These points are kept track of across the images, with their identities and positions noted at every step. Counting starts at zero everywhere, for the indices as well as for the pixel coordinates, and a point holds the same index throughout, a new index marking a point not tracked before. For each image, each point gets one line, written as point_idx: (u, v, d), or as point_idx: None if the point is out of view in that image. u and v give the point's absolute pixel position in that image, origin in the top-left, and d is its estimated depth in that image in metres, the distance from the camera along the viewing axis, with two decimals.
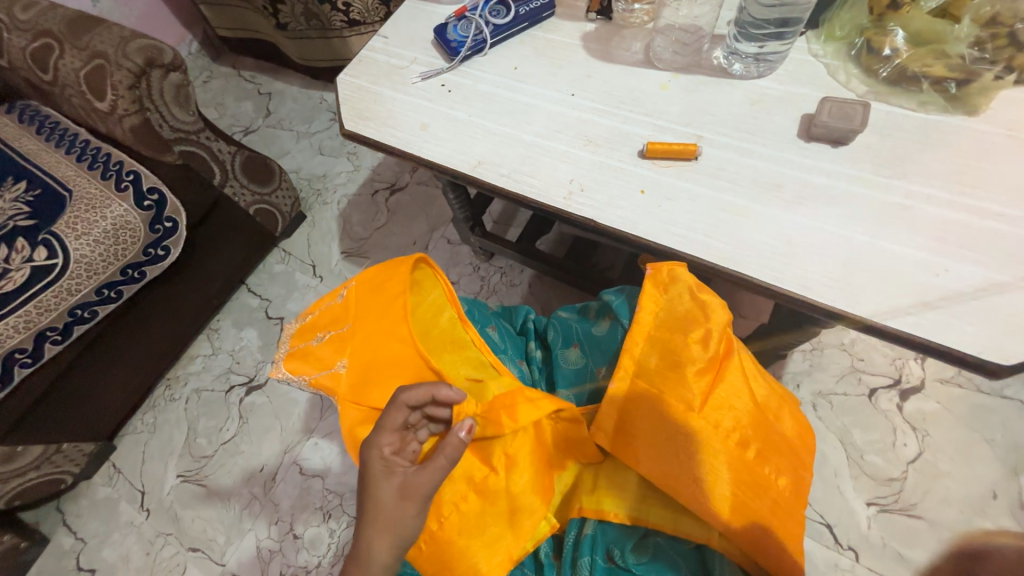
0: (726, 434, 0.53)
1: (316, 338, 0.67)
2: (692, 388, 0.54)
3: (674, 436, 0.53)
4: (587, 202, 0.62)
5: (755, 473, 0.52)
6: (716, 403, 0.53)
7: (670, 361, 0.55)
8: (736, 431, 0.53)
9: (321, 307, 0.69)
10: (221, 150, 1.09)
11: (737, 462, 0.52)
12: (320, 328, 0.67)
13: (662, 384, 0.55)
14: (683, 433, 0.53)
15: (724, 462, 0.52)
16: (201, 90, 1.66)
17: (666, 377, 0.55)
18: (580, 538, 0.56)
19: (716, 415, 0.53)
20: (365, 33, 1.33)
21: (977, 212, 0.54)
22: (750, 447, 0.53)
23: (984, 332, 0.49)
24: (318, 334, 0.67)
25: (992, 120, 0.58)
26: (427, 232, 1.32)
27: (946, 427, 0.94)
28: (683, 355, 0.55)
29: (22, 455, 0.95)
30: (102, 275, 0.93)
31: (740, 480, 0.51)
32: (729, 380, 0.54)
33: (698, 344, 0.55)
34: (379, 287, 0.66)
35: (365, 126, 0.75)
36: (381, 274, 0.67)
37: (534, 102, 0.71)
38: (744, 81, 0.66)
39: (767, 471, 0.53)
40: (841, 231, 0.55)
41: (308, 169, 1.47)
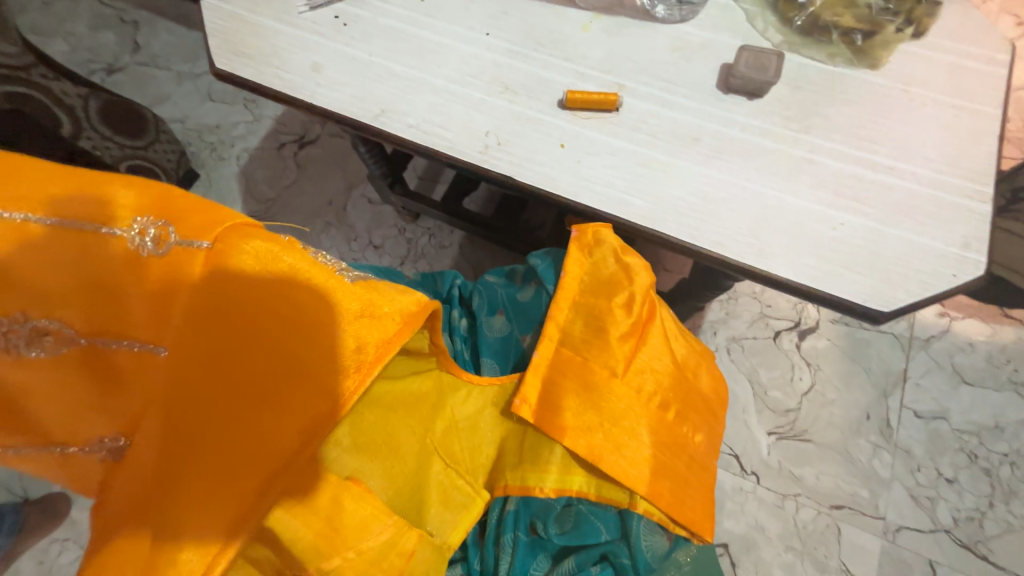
0: (648, 397, 0.54)
1: (15, 311, 0.32)
2: (616, 353, 0.53)
3: (599, 403, 0.52)
4: (506, 157, 0.57)
5: (673, 433, 0.54)
6: (639, 367, 0.54)
7: (595, 327, 0.54)
8: (654, 392, 0.54)
9: (41, 221, 0.32)
10: (67, 92, 0.89)
11: (659, 424, 0.53)
12: (28, 288, 0.32)
13: (588, 351, 0.54)
14: (608, 401, 0.52)
15: (646, 425, 0.52)
16: (40, 13, 1.33)
17: (591, 345, 0.54)
18: (503, 515, 0.56)
19: (639, 380, 0.53)
20: None
21: (871, 165, 0.56)
22: (669, 407, 0.54)
23: (869, 282, 0.52)
24: (50, 316, 0.33)
25: (889, 74, 0.59)
26: (343, 191, 1.20)
27: (834, 361, 1.06)
28: (608, 321, 0.54)
29: None
30: None
31: (660, 441, 0.53)
32: (651, 343, 0.55)
33: (621, 309, 0.54)
34: (246, 270, 0.38)
35: (242, 64, 0.62)
36: (258, 254, 0.39)
37: (445, 41, 0.63)
38: (667, 26, 0.63)
39: (685, 430, 0.55)
40: (753, 186, 0.55)
41: (195, 117, 1.26)
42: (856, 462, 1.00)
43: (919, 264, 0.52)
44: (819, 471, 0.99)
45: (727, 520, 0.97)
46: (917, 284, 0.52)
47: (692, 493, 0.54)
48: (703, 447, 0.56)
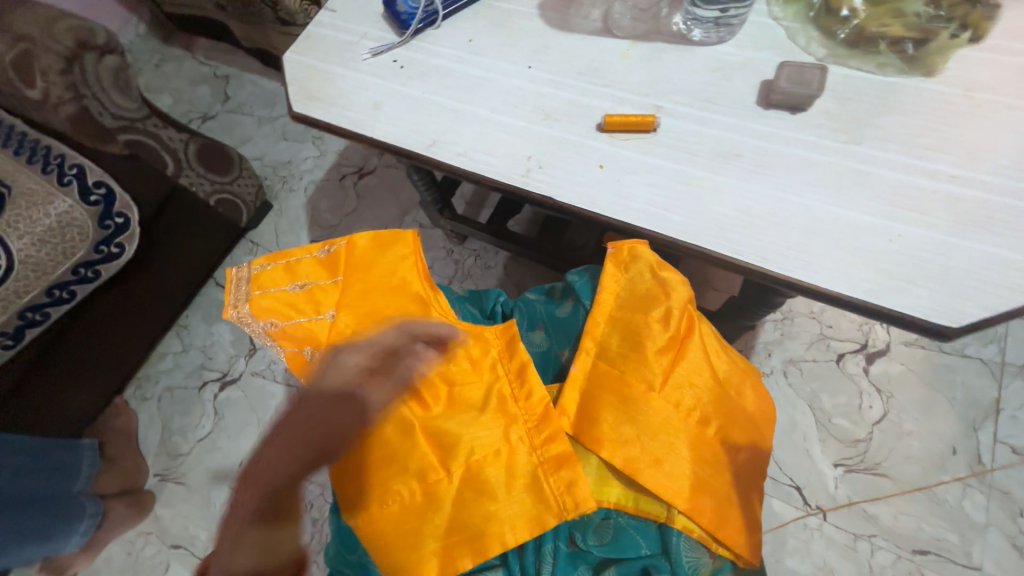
0: (687, 412, 0.53)
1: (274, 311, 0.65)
2: (653, 367, 0.54)
3: (636, 415, 0.53)
4: (546, 179, 0.61)
5: (714, 449, 0.53)
6: (677, 382, 0.53)
7: (632, 342, 0.55)
8: (693, 408, 0.53)
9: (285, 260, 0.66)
10: (172, 138, 1.05)
11: (698, 440, 0.53)
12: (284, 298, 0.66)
13: (624, 365, 0.55)
14: (645, 414, 0.52)
15: (684, 440, 0.52)
16: (153, 75, 1.58)
17: (628, 359, 0.55)
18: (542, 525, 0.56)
19: (676, 394, 0.53)
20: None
21: (931, 174, 0.53)
22: (709, 424, 0.53)
23: (934, 296, 0.49)
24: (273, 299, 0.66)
25: (949, 81, 0.56)
26: (397, 217, 1.29)
27: (909, 387, 0.97)
28: (644, 335, 0.55)
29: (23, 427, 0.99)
30: (52, 276, 0.90)
31: (699, 456, 0.52)
32: (690, 358, 0.54)
33: (658, 323, 0.55)
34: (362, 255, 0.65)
35: (315, 107, 0.71)
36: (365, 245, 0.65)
37: (491, 76, 0.68)
38: (705, 48, 0.64)
39: (726, 447, 0.54)
40: (798, 200, 0.54)
41: (272, 155, 1.41)
42: (943, 503, 0.89)
43: (992, 277, 0.49)
44: (897, 510, 0.90)
45: (790, 559, 0.90)
46: (991, 298, 0.48)
47: (735, 512, 0.53)
48: (746, 465, 0.55)
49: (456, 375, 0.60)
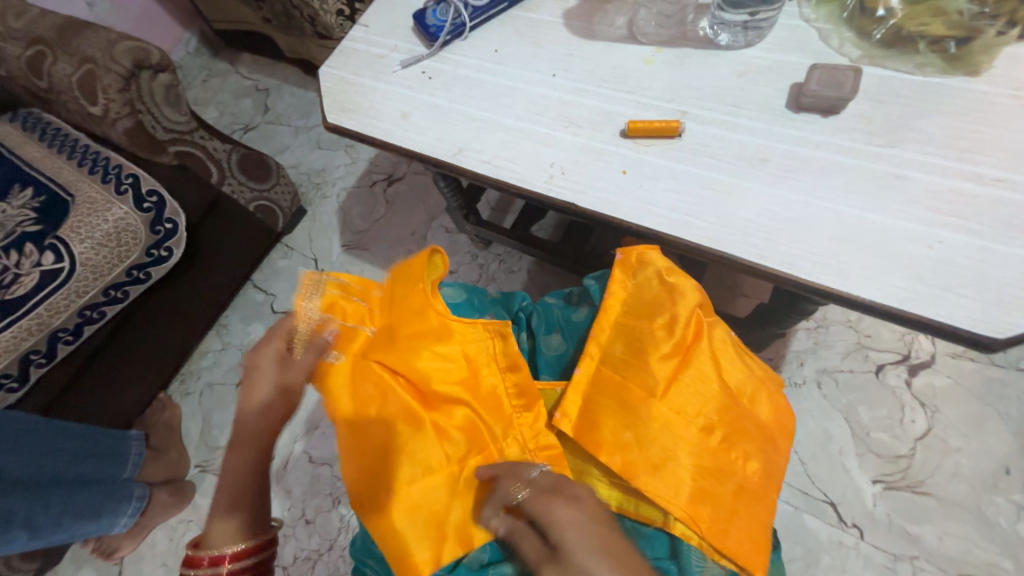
0: (691, 421, 0.53)
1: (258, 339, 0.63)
2: (656, 374, 0.53)
3: (635, 419, 0.53)
4: (569, 186, 0.61)
5: (719, 458, 0.52)
6: (681, 390, 0.53)
7: (635, 348, 0.55)
8: (698, 418, 0.53)
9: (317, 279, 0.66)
10: (216, 149, 1.11)
11: (702, 450, 0.52)
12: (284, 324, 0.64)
13: (627, 371, 0.55)
14: (646, 420, 0.52)
15: (684, 448, 0.51)
16: (200, 89, 1.68)
17: (630, 365, 0.55)
18: None
19: (680, 402, 0.53)
20: None
21: (975, 178, 0.51)
22: (715, 433, 0.53)
23: (976, 305, 0.46)
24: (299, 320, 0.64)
25: (994, 80, 0.54)
26: (425, 222, 1.32)
27: (956, 402, 0.91)
28: (649, 342, 0.55)
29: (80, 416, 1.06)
30: (108, 277, 0.97)
31: (701, 465, 0.51)
32: (695, 366, 0.54)
33: (663, 330, 0.55)
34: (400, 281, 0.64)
35: (347, 118, 0.74)
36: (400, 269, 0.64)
37: (516, 85, 0.69)
38: (732, 52, 0.64)
39: (733, 457, 0.52)
40: (829, 205, 0.53)
41: (306, 163, 1.48)
42: (994, 526, 0.84)
43: None
44: (942, 531, 0.85)
45: None
46: None
47: (739, 522, 0.51)
48: (756, 477, 0.53)
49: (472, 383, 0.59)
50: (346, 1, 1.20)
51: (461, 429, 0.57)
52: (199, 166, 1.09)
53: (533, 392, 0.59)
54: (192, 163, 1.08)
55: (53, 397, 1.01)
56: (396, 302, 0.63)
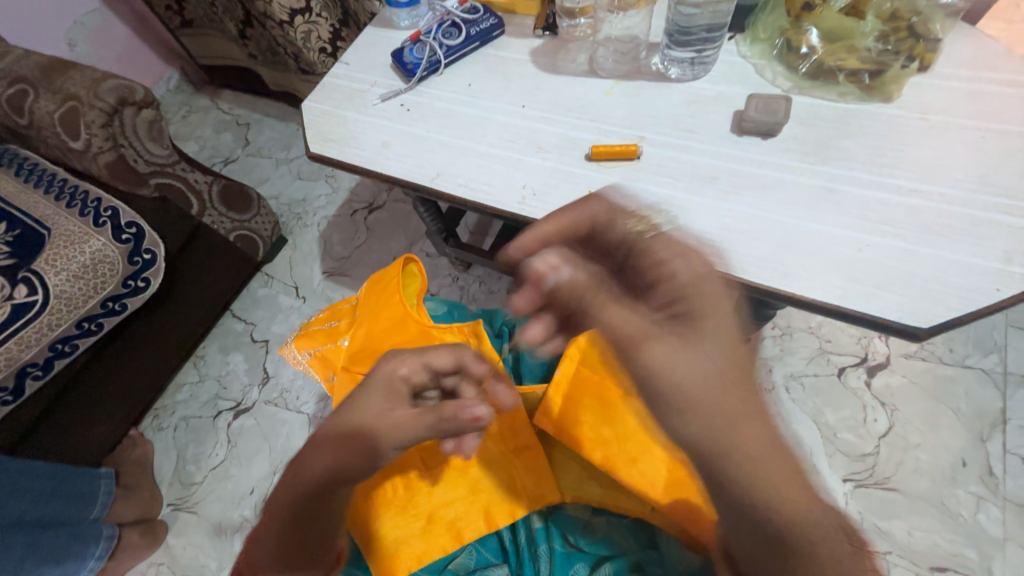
0: None
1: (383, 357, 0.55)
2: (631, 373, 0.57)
3: (611, 416, 0.58)
4: (540, 205, 0.66)
5: None
6: None
7: (612, 350, 0.60)
8: None
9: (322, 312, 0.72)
10: (198, 180, 1.12)
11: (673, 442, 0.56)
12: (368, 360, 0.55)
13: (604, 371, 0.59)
14: (622, 417, 0.57)
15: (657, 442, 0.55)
16: (180, 124, 1.71)
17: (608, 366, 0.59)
18: (532, 533, 0.57)
19: None
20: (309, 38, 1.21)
21: (895, 189, 0.57)
22: None
23: (904, 300, 0.52)
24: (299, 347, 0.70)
25: (905, 105, 0.62)
26: (405, 247, 1.35)
27: (913, 400, 0.97)
28: None
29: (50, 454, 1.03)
30: (82, 309, 0.96)
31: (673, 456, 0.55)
32: None
33: None
34: (376, 291, 0.68)
35: (329, 148, 0.78)
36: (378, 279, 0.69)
37: (488, 115, 0.75)
38: (681, 84, 0.71)
39: None
40: (773, 216, 0.59)
41: (287, 194, 1.50)
42: (957, 517, 0.88)
43: (959, 281, 0.52)
44: (910, 525, 0.88)
45: None
46: (959, 300, 0.51)
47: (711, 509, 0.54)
48: None
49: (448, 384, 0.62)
50: (329, 40, 1.24)
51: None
52: (180, 197, 1.10)
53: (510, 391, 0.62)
54: (174, 195, 1.09)
55: (19, 435, 0.97)
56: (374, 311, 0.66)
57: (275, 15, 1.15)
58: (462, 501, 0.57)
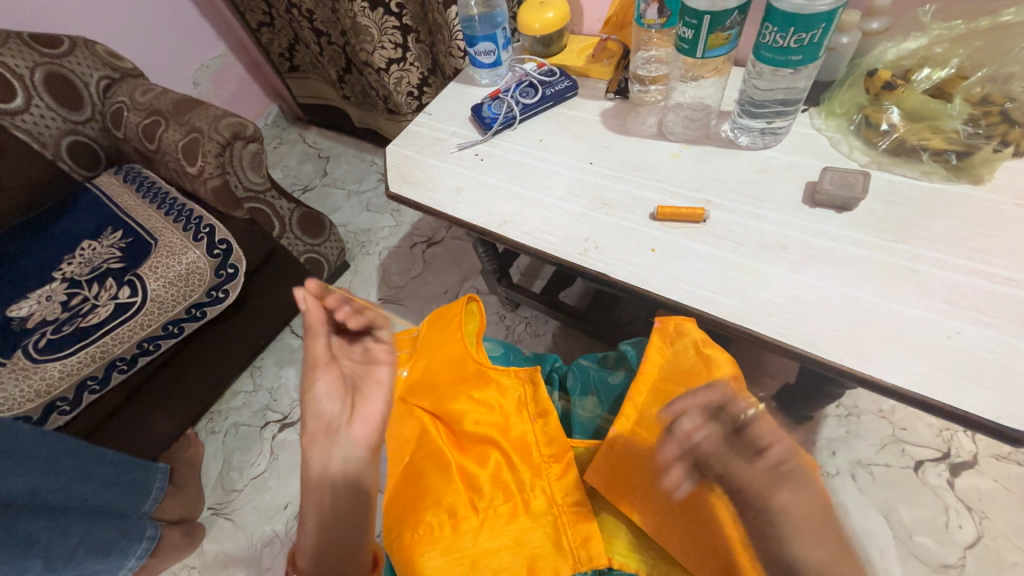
0: None
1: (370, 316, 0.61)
2: None
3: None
4: (601, 259, 0.67)
5: None
6: None
7: None
8: None
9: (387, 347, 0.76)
10: (282, 207, 1.26)
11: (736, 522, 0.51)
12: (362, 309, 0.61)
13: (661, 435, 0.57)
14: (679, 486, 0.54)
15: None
16: (271, 154, 1.91)
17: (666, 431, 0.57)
18: None
19: None
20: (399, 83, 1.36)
21: (986, 276, 0.54)
22: None
23: (1000, 397, 0.48)
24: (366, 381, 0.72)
25: (998, 189, 0.59)
26: (458, 282, 1.41)
27: (1006, 509, 0.85)
28: None
29: (118, 441, 1.12)
30: (170, 313, 1.06)
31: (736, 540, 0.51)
32: None
33: None
34: (440, 329, 0.71)
35: (407, 189, 0.85)
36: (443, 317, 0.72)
37: (556, 170, 0.79)
38: (751, 152, 0.72)
39: None
40: (847, 292, 0.57)
41: (355, 223, 1.62)
42: None
43: None
44: None
45: None
46: None
47: None
48: None
49: (499, 426, 0.61)
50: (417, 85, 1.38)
51: (490, 473, 0.58)
52: (265, 220, 1.23)
53: (563, 444, 0.60)
54: (260, 218, 1.21)
55: (96, 421, 1.07)
56: (438, 346, 0.69)
57: (375, 63, 1.31)
58: (504, 552, 0.54)
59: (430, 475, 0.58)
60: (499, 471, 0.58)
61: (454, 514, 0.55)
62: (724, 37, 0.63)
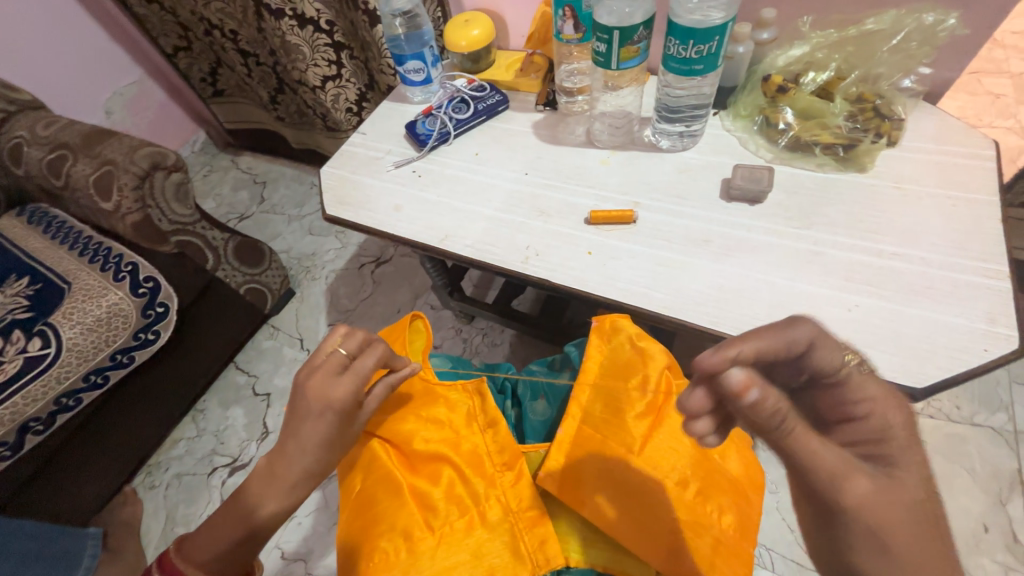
0: (667, 475, 0.56)
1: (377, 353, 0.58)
2: (633, 433, 0.57)
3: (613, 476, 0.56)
4: (542, 265, 0.69)
5: (696, 513, 0.54)
6: (656, 446, 0.57)
7: (613, 408, 0.60)
8: (673, 473, 0.56)
9: None
10: (215, 238, 1.18)
11: (678, 504, 0.54)
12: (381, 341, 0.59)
13: (605, 429, 0.59)
14: (625, 478, 0.55)
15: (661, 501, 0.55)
16: (201, 183, 1.81)
17: (609, 424, 0.59)
18: None
19: (655, 459, 0.56)
20: (336, 100, 1.33)
21: (876, 252, 0.61)
22: (689, 487, 0.55)
23: (897, 359, 0.53)
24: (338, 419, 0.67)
25: (880, 175, 0.67)
26: (410, 300, 1.39)
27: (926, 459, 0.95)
28: (625, 401, 0.60)
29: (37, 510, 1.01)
30: (91, 362, 0.97)
31: (681, 521, 0.53)
32: (668, 424, 0.59)
33: (637, 390, 0.60)
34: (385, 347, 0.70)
35: (344, 210, 0.83)
36: (388, 335, 0.71)
37: (493, 182, 0.81)
38: (672, 154, 0.77)
39: (711, 510, 0.55)
40: (764, 277, 0.62)
41: (298, 248, 1.56)
42: None
43: (947, 341, 0.54)
44: None
45: None
46: (949, 360, 0.52)
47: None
48: (733, 529, 0.55)
49: (449, 440, 0.61)
50: (355, 101, 1.35)
51: (444, 489, 0.58)
52: (198, 253, 1.15)
53: (515, 450, 0.61)
54: (192, 251, 1.14)
55: (13, 490, 0.97)
56: None
57: (309, 81, 1.28)
58: (463, 567, 0.53)
59: (382, 499, 0.57)
60: (453, 485, 0.58)
61: (408, 535, 0.54)
62: (634, 49, 0.67)
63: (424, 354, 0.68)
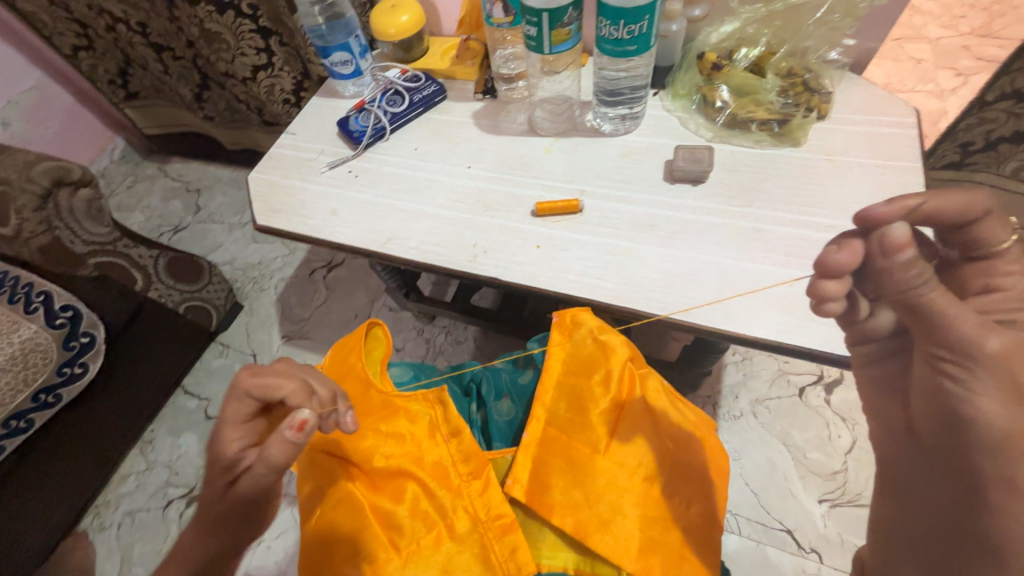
0: (631, 470, 0.58)
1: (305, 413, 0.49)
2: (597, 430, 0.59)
3: (582, 476, 0.57)
4: (491, 263, 0.67)
5: (660, 503, 0.57)
6: (620, 442, 0.59)
7: (578, 406, 0.60)
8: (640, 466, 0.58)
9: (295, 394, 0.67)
10: (141, 255, 1.08)
11: (644, 497, 0.57)
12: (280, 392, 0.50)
13: (571, 429, 0.60)
14: (591, 477, 0.57)
15: (629, 498, 0.56)
16: (126, 194, 1.66)
17: (575, 423, 0.60)
18: None
19: (620, 454, 0.58)
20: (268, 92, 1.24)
21: (813, 226, 0.62)
22: (653, 480, 0.58)
23: None
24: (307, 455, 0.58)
25: (813, 148, 0.68)
26: (367, 303, 1.34)
27: None
28: (588, 398, 0.60)
29: None
30: (9, 406, 0.88)
31: (646, 513, 0.56)
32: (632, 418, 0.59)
33: (600, 386, 0.60)
34: (342, 361, 0.66)
35: (278, 219, 0.78)
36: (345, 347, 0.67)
37: (436, 178, 0.77)
38: (615, 138, 0.75)
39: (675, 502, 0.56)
40: (710, 259, 0.62)
41: (242, 258, 1.47)
42: None
43: None
44: None
45: None
46: None
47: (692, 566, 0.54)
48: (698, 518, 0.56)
49: (412, 456, 0.59)
50: (292, 91, 1.25)
51: (408, 507, 0.56)
52: (121, 274, 1.05)
53: (480, 458, 0.59)
54: (113, 272, 1.03)
55: None
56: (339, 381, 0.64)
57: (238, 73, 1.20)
58: None
59: (343, 525, 0.55)
60: (418, 501, 0.56)
61: (372, 560, 0.53)
62: (565, 32, 0.65)
63: (382, 366, 0.64)
